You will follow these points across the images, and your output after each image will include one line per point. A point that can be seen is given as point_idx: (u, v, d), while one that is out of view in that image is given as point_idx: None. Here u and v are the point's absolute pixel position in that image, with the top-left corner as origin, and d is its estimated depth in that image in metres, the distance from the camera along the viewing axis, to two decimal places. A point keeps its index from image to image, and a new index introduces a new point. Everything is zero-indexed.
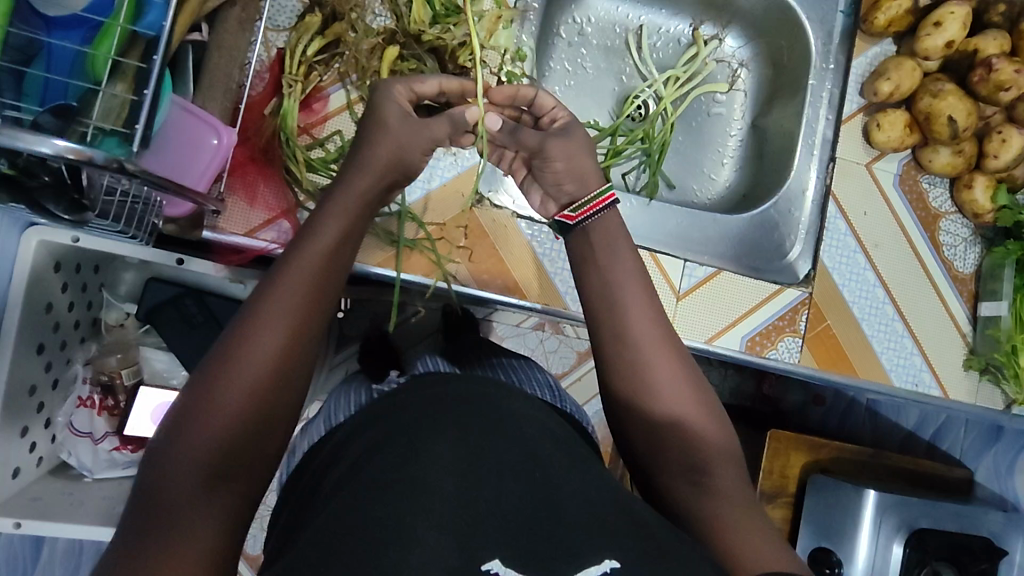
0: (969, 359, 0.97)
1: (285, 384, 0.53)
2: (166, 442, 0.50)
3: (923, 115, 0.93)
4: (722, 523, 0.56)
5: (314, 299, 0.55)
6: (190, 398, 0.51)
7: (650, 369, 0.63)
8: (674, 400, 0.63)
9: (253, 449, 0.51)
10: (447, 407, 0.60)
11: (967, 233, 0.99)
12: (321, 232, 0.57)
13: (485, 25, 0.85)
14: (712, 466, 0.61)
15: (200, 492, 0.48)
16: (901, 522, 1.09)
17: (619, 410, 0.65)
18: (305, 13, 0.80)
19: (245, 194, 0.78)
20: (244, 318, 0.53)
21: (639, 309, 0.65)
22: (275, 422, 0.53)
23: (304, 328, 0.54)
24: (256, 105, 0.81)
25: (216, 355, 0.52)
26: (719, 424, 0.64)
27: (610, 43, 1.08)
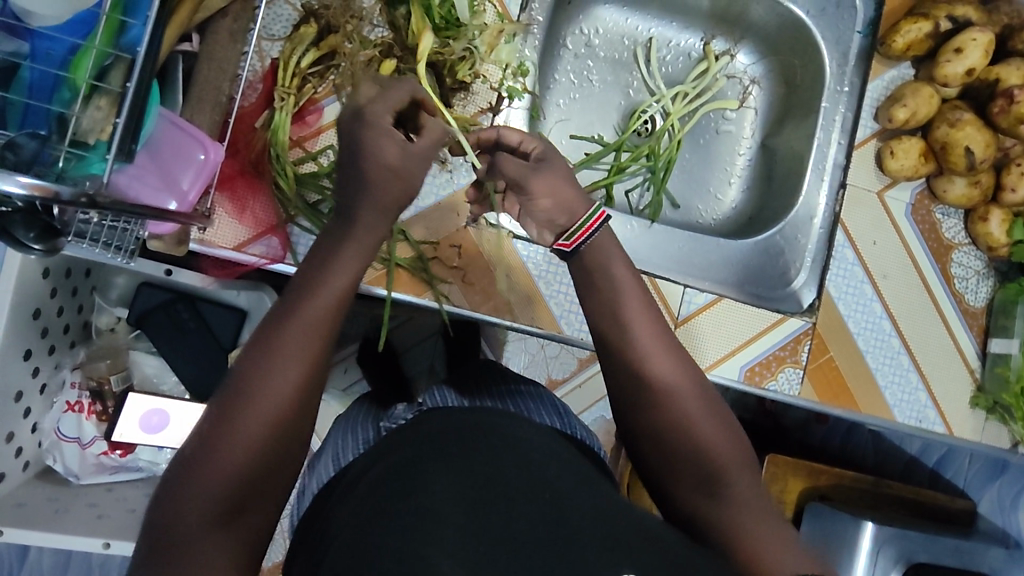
0: (976, 397, 0.94)
1: (299, 417, 0.50)
2: (179, 473, 0.48)
3: (939, 144, 0.90)
4: (746, 538, 0.56)
5: (331, 327, 0.52)
6: (201, 432, 0.49)
7: (665, 395, 0.60)
8: (693, 419, 0.60)
9: (269, 483, 0.49)
10: (453, 434, 0.59)
11: (980, 266, 0.96)
12: (328, 253, 0.53)
13: (486, 40, 0.82)
14: (729, 477, 0.59)
15: (212, 531, 0.47)
16: (899, 554, 1.05)
17: (637, 436, 0.62)
18: (300, 23, 0.78)
19: (234, 207, 0.76)
20: (255, 349, 0.50)
21: (647, 343, 0.61)
22: (292, 454, 0.51)
23: (322, 357, 0.51)
24: (247, 117, 0.79)
25: (228, 388, 0.49)
26: (734, 439, 0.61)
27: (617, 55, 1.05)
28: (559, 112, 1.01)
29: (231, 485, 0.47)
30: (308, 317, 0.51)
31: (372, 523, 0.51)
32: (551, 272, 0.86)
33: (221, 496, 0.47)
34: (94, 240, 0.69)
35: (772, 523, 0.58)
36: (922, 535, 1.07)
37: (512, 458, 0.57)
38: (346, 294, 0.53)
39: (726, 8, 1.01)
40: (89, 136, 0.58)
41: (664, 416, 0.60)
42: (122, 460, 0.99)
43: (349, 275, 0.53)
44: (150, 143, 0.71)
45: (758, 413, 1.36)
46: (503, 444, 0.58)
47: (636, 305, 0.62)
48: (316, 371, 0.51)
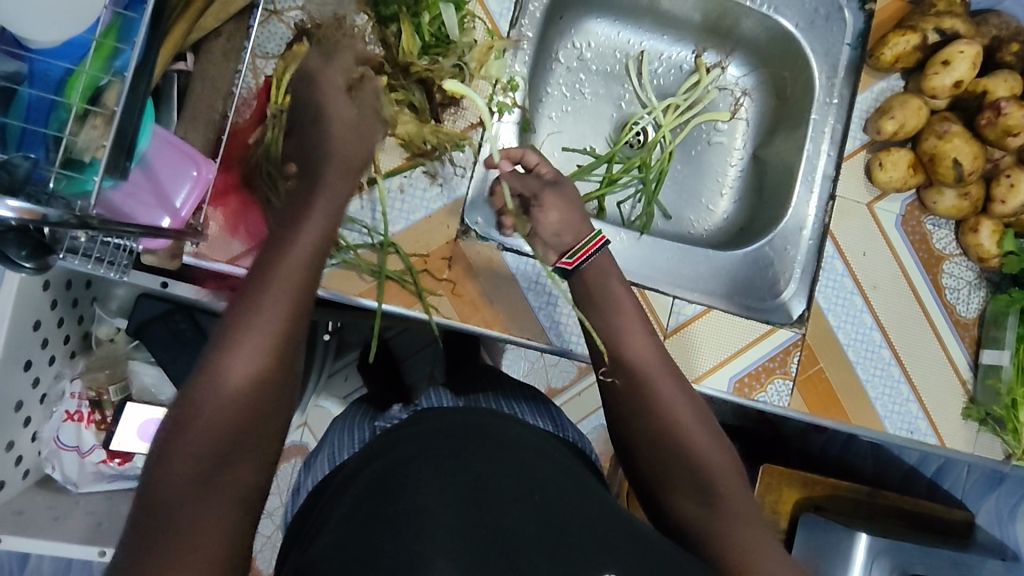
0: (968, 408, 0.94)
1: (281, 374, 0.54)
2: (169, 438, 0.51)
3: (927, 155, 0.90)
4: (737, 547, 0.56)
5: (302, 289, 0.56)
6: (189, 395, 0.52)
7: (665, 403, 0.64)
8: (685, 424, 0.62)
9: (255, 440, 0.52)
10: (438, 435, 0.60)
11: (971, 276, 0.96)
12: (305, 217, 0.58)
13: (476, 56, 0.84)
14: (719, 485, 0.60)
15: (202, 487, 0.49)
16: (894, 566, 1.05)
17: (635, 436, 0.64)
18: (293, 41, 0.79)
19: (229, 223, 0.78)
20: (238, 312, 0.54)
21: (649, 354, 0.67)
22: (276, 410, 0.54)
23: (296, 319, 0.55)
24: (241, 134, 0.79)
25: (213, 351, 0.53)
26: (723, 450, 0.62)
27: (610, 68, 1.06)
28: (552, 125, 1.02)
29: (220, 439, 0.50)
30: (281, 278, 0.55)
31: (355, 531, 0.52)
32: (541, 283, 0.87)
33: (208, 453, 0.50)
34: (86, 256, 0.69)
35: (766, 535, 0.58)
36: (916, 545, 1.06)
37: (502, 460, 0.57)
38: (313, 260, 0.57)
39: (717, 21, 1.02)
40: (85, 153, 0.60)
41: (662, 420, 0.62)
42: (120, 468, 0.99)
43: (314, 244, 0.57)
44: (143, 161, 0.72)
45: (759, 422, 1.36)
46: (497, 443, 0.59)
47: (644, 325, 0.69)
48: (291, 330, 0.54)
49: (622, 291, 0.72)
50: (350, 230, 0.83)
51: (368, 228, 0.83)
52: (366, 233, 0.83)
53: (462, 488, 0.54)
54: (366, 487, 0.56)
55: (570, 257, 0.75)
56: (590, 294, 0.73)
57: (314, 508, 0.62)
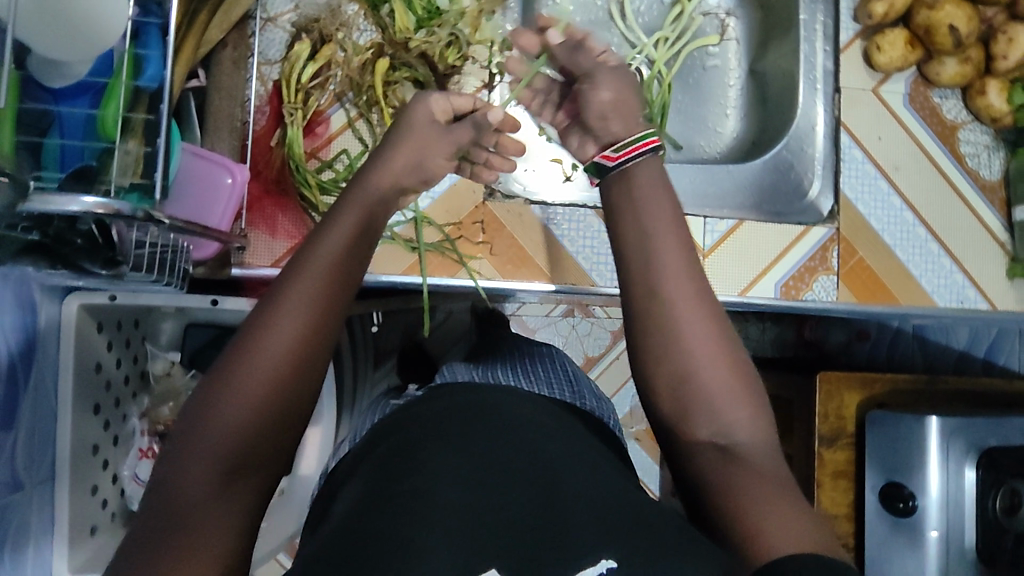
0: (1012, 267, 0.96)
1: (301, 378, 0.55)
2: (183, 438, 0.52)
3: (922, 29, 0.91)
4: (751, 509, 0.53)
5: (325, 293, 0.57)
6: (204, 395, 0.53)
7: (690, 355, 0.60)
8: (712, 365, 0.60)
9: (266, 447, 0.53)
10: (456, 416, 0.59)
11: (988, 139, 0.98)
12: (332, 228, 0.61)
13: (468, 21, 0.86)
14: (738, 436, 0.58)
15: (216, 487, 0.50)
16: (969, 445, 1.06)
17: (652, 371, 0.62)
18: (294, 41, 0.82)
19: (266, 226, 0.81)
20: (259, 316, 0.56)
21: (703, 313, 0.62)
22: (292, 415, 0.55)
23: (319, 329, 0.56)
24: (262, 138, 0.82)
25: (232, 354, 0.54)
26: (754, 406, 0.60)
27: (593, 16, 1.08)
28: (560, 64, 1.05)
29: (235, 440, 0.51)
30: (305, 288, 0.56)
31: (429, 476, 0.50)
32: (575, 230, 0.89)
33: (220, 456, 0.50)
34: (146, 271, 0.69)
35: (793, 503, 0.54)
36: (984, 418, 1.07)
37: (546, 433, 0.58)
38: (337, 271, 0.58)
39: None
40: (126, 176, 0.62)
41: (683, 346, 0.61)
42: None
43: (338, 250, 0.59)
44: (179, 175, 0.73)
45: (800, 346, 1.38)
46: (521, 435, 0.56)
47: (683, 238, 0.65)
48: (313, 340, 0.56)
49: (651, 210, 0.66)
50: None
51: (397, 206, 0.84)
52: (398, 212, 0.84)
53: (521, 449, 0.55)
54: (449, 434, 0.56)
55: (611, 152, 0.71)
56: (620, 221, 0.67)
57: (343, 480, 0.60)
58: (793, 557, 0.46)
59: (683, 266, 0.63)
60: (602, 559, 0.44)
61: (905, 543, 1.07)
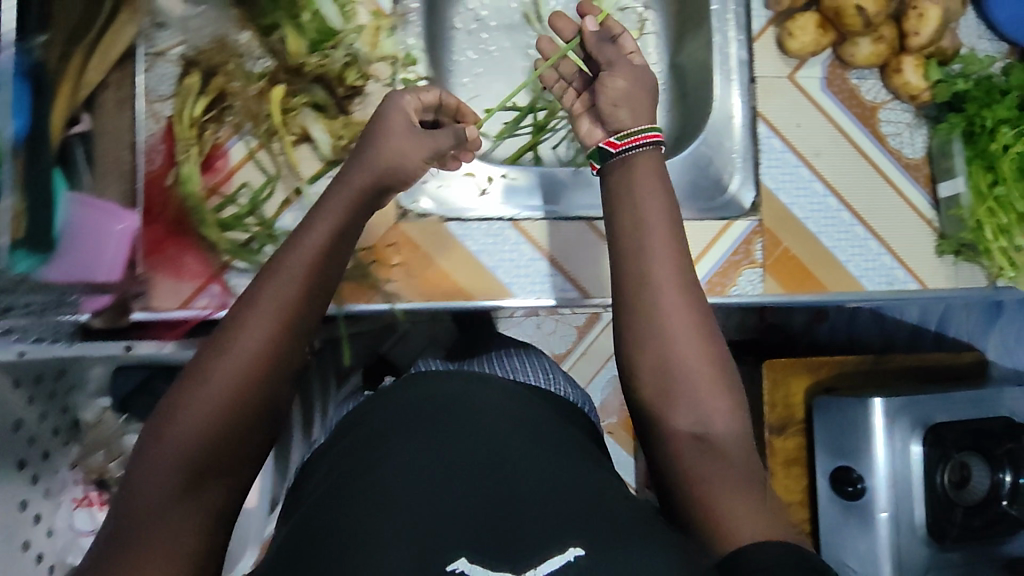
0: (940, 244, 0.94)
1: (270, 381, 0.56)
2: (151, 440, 0.53)
3: (832, 12, 0.88)
4: (715, 495, 0.55)
5: (299, 297, 0.58)
6: (175, 397, 0.54)
7: (668, 334, 0.61)
8: (692, 352, 0.61)
9: (233, 450, 0.54)
10: (428, 429, 0.59)
11: (909, 118, 0.96)
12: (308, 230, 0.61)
13: (366, 39, 0.84)
14: (714, 421, 0.59)
15: (182, 490, 0.51)
16: (913, 422, 1.06)
17: (631, 350, 0.62)
18: (184, 74, 0.80)
19: (170, 269, 0.79)
20: (233, 319, 0.56)
21: (673, 298, 0.62)
22: (259, 421, 0.56)
23: (289, 333, 0.57)
24: (158, 179, 0.79)
25: (203, 358, 0.55)
26: (731, 395, 0.60)
27: (509, 20, 1.05)
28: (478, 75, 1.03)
29: (202, 444, 0.52)
30: (267, 303, 0.57)
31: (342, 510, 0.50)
32: (493, 243, 0.88)
33: (186, 458, 0.51)
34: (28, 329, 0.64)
35: (754, 493, 0.56)
36: (926, 394, 1.08)
37: (494, 432, 0.58)
38: (305, 282, 0.59)
39: None
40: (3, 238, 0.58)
41: (665, 329, 0.61)
42: None
43: (310, 253, 0.60)
44: (72, 228, 0.71)
45: (762, 329, 1.35)
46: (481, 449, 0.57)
47: (644, 236, 0.65)
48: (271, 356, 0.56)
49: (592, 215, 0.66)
50: (244, 280, 0.81)
51: None
52: None
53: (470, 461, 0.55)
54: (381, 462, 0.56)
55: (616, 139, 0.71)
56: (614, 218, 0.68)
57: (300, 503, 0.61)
58: (759, 545, 0.48)
59: (620, 267, 0.65)
60: (571, 546, 0.44)
61: (857, 524, 1.07)
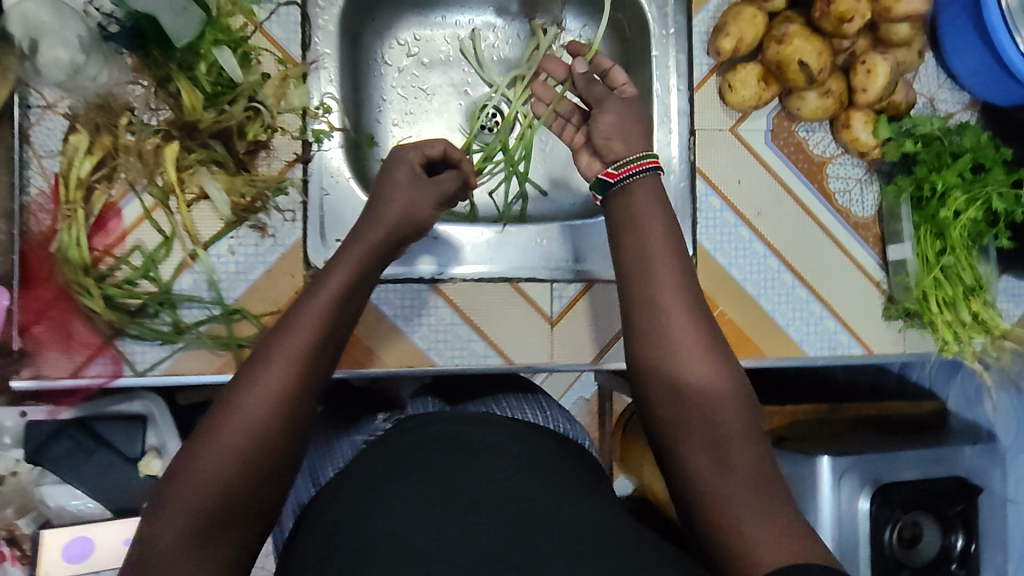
0: (888, 308, 0.89)
1: (292, 423, 0.53)
2: (164, 493, 0.49)
3: (774, 64, 0.83)
4: (736, 521, 0.50)
5: (319, 336, 0.56)
6: (193, 445, 0.51)
7: (673, 354, 0.58)
8: (700, 373, 0.57)
9: (248, 499, 0.50)
10: (406, 459, 0.56)
11: (860, 172, 0.90)
12: (336, 268, 0.63)
13: (271, 91, 0.79)
14: (733, 442, 0.54)
15: (191, 545, 0.47)
16: (863, 478, 0.95)
17: (640, 369, 0.59)
18: (72, 132, 0.75)
19: (58, 338, 0.75)
20: (257, 360, 0.54)
21: (680, 323, 0.59)
22: (280, 466, 0.52)
23: (309, 374, 0.54)
24: (40, 245, 0.74)
25: (222, 400, 0.52)
26: (748, 418, 0.56)
27: (443, 56, 1.00)
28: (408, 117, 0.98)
29: (216, 494, 0.48)
30: (296, 342, 0.55)
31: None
32: (410, 307, 0.83)
33: (199, 510, 0.48)
34: None
35: (782, 518, 0.50)
36: (879, 453, 0.97)
37: (474, 468, 0.54)
38: (326, 322, 0.57)
39: None
40: None
41: (665, 350, 0.58)
42: None
43: (328, 295, 0.59)
44: None
45: None
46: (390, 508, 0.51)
47: (653, 273, 0.62)
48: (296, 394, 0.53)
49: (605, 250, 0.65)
50: (139, 348, 0.76)
51: (201, 301, 0.76)
52: (200, 306, 0.77)
53: (440, 499, 0.51)
54: (359, 516, 0.51)
55: (613, 169, 0.69)
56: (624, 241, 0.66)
57: None
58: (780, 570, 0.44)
59: (628, 290, 0.62)
60: None
61: None
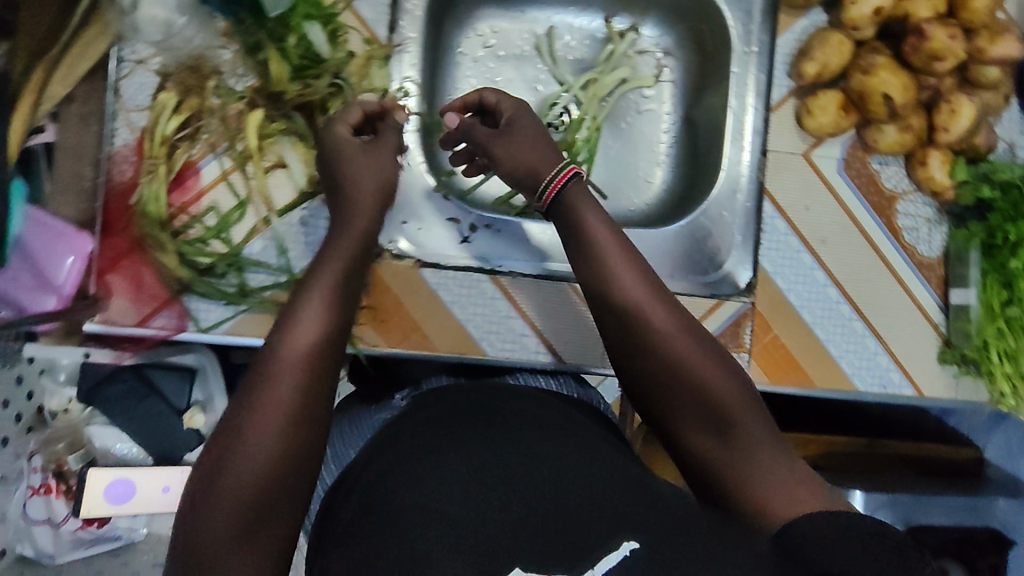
0: (944, 352, 0.87)
1: (313, 397, 0.52)
2: (201, 491, 0.49)
3: (856, 93, 0.83)
4: (759, 493, 0.51)
5: (326, 305, 0.56)
6: (222, 439, 0.51)
7: (653, 336, 0.58)
8: (686, 350, 0.57)
9: (287, 476, 0.50)
10: (446, 424, 0.59)
11: (931, 212, 0.89)
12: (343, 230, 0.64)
13: (354, 70, 0.81)
14: (734, 415, 0.55)
15: (236, 531, 0.48)
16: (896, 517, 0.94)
17: (624, 358, 0.59)
18: (162, 89, 0.77)
19: (130, 288, 0.77)
20: (271, 345, 0.54)
21: (645, 302, 0.59)
22: (312, 444, 0.52)
23: (323, 345, 0.54)
24: (122, 196, 0.77)
25: (245, 390, 0.52)
26: (738, 383, 0.57)
27: (519, 51, 1.00)
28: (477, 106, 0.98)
29: (255, 481, 0.49)
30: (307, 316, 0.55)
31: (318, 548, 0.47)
32: (468, 295, 0.84)
33: (238, 499, 0.48)
34: None
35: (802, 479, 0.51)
36: (912, 493, 0.96)
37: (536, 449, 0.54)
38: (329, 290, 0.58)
39: None
40: None
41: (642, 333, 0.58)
42: (99, 530, 1.01)
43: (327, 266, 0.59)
44: (19, 246, 0.71)
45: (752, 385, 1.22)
46: None
47: (608, 262, 0.62)
48: (315, 363, 0.53)
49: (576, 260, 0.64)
50: (204, 306, 0.78)
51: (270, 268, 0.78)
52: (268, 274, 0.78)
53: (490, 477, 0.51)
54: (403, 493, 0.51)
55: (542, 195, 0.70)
56: (580, 259, 0.64)
57: None
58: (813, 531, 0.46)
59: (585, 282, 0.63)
60: (623, 541, 0.43)
61: None
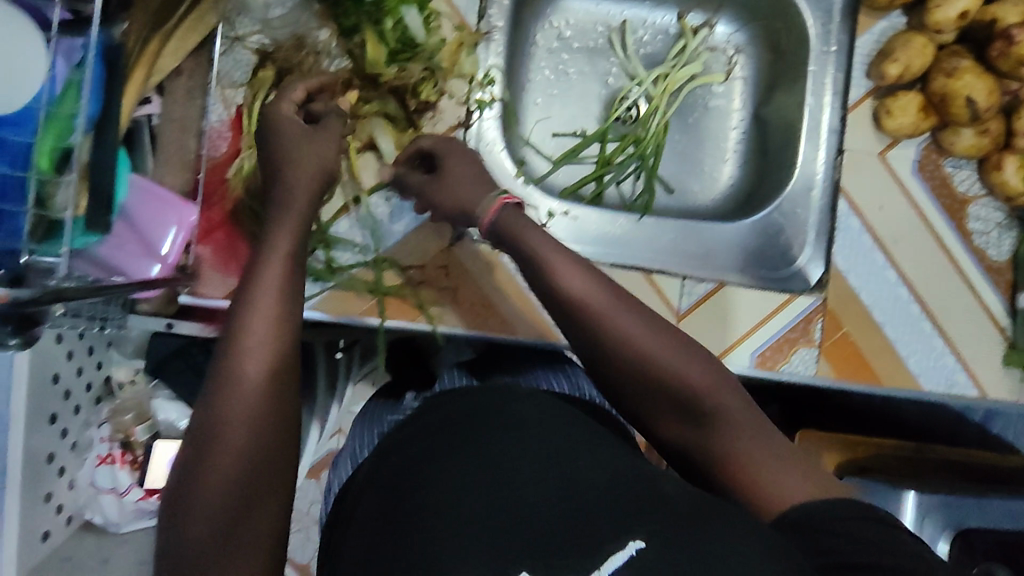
0: (1009, 355, 0.88)
1: (283, 385, 0.54)
2: (186, 478, 0.51)
3: (938, 96, 0.84)
4: (742, 473, 0.56)
5: (285, 291, 0.56)
6: (197, 430, 0.52)
7: (624, 336, 0.60)
8: (661, 348, 0.60)
9: (274, 457, 0.53)
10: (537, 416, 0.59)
11: (1000, 217, 0.90)
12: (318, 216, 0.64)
13: (446, 56, 0.82)
14: (706, 406, 0.59)
15: (234, 512, 0.51)
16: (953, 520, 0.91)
17: (596, 352, 0.61)
18: (259, 68, 0.79)
19: (221, 262, 0.78)
20: (230, 333, 0.54)
21: (611, 306, 0.61)
22: (288, 424, 0.54)
23: (285, 327, 0.55)
24: (218, 169, 0.79)
25: (211, 381, 0.53)
26: (706, 369, 0.60)
27: (592, 44, 1.02)
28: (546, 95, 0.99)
29: (241, 466, 0.51)
30: (263, 303, 0.55)
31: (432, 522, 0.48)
32: None
33: (230, 484, 0.51)
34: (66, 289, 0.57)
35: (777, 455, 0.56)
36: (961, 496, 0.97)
37: None
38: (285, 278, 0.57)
39: None
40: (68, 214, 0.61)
41: (614, 334, 0.60)
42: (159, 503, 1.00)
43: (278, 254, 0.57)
44: (126, 213, 0.73)
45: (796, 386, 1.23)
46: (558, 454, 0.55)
47: (560, 274, 0.62)
48: (281, 356, 0.54)
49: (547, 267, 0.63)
50: None
51: (359, 248, 0.81)
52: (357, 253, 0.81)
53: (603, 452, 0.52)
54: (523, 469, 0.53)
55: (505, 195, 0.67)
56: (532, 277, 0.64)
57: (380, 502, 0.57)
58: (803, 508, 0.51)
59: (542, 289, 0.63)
60: (631, 540, 0.46)
61: None
